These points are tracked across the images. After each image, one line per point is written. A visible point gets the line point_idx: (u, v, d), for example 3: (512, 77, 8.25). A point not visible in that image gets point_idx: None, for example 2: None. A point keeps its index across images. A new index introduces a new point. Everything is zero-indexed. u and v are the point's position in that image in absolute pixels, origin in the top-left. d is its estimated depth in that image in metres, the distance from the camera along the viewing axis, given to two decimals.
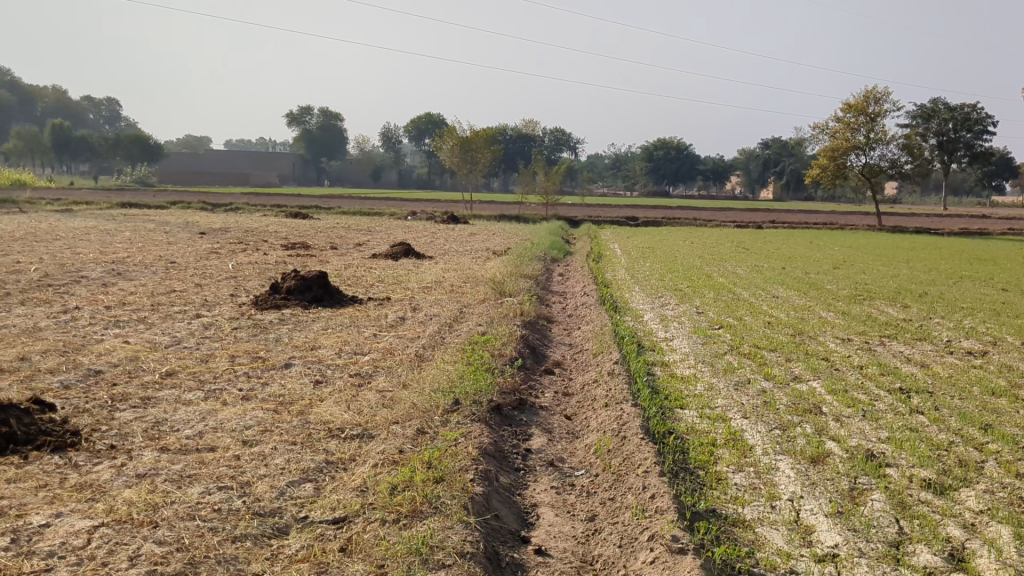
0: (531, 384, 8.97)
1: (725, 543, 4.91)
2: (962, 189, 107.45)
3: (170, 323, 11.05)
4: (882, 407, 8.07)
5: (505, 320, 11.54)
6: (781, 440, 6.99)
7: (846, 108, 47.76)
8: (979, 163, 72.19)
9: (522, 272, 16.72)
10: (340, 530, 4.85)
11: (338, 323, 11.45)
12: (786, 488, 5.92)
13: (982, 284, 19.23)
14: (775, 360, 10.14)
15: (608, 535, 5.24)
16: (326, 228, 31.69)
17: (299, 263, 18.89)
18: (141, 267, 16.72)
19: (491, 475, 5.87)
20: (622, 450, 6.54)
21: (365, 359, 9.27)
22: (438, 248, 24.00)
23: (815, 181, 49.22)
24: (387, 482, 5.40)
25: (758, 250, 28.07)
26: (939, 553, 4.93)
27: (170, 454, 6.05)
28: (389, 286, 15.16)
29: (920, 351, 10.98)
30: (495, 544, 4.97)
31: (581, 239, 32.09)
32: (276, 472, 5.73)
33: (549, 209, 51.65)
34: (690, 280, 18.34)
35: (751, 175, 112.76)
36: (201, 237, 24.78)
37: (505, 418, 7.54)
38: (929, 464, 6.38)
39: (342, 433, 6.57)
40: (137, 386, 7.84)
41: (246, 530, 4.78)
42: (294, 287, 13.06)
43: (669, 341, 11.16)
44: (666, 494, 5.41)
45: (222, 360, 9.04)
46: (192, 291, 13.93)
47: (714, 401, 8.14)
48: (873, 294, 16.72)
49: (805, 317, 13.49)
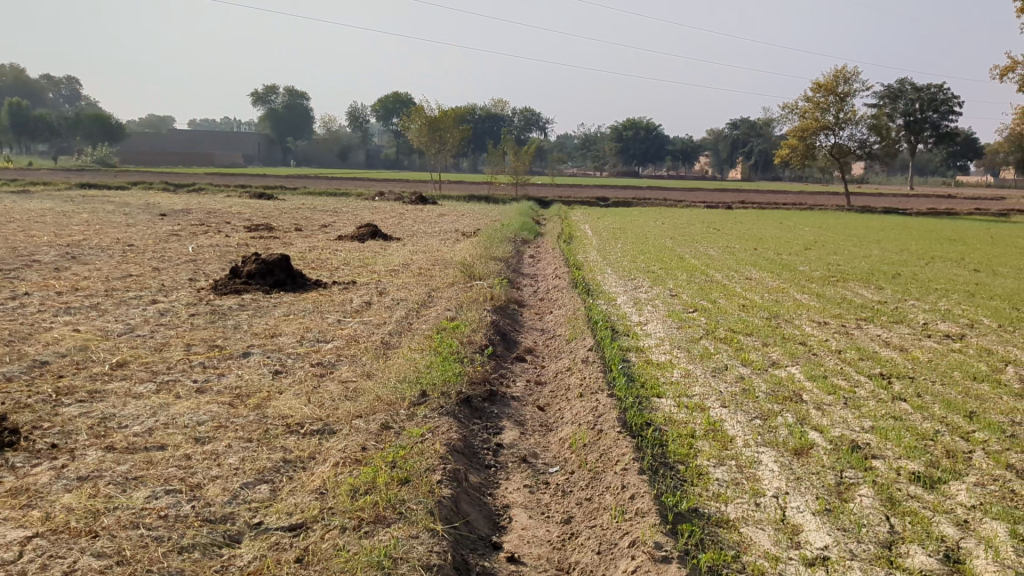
0: (502, 372, 8.67)
1: (710, 548, 4.62)
2: (928, 168, 108.17)
3: (124, 309, 10.58)
4: (863, 394, 7.81)
5: (474, 305, 11.21)
6: (763, 430, 6.70)
7: (815, 87, 47.56)
8: (945, 142, 72.82)
9: (492, 253, 16.40)
10: (297, 537, 4.50)
11: (301, 308, 11.04)
12: (770, 484, 5.63)
13: (953, 265, 19.03)
14: (752, 344, 9.90)
15: (585, 540, 4.92)
16: (291, 209, 31.14)
17: (262, 245, 18.43)
18: (98, 250, 16.22)
19: (460, 475, 5.52)
20: (599, 445, 6.22)
21: (328, 347, 8.89)
22: (407, 229, 23.52)
23: (784, 161, 49.10)
24: (348, 484, 5.04)
25: (731, 231, 27.92)
26: (934, 554, 4.65)
27: (116, 453, 5.65)
28: (354, 269, 14.74)
29: (898, 334, 10.76)
30: (463, 553, 4.65)
31: (552, 221, 31.74)
32: (229, 473, 5.35)
33: (519, 188, 51.15)
34: (663, 261, 18.08)
35: (720, 156, 113.33)
36: (163, 219, 24.15)
37: (476, 411, 7.18)
38: (916, 456, 6.12)
39: (301, 429, 6.21)
40: (85, 378, 7.43)
41: (195, 539, 4.41)
42: (254, 271, 12.62)
43: (644, 326, 10.88)
44: (646, 494, 5.10)
45: (176, 349, 8.62)
46: (150, 276, 13.42)
47: (692, 389, 7.84)
48: (847, 275, 16.52)
49: (780, 300, 13.22)
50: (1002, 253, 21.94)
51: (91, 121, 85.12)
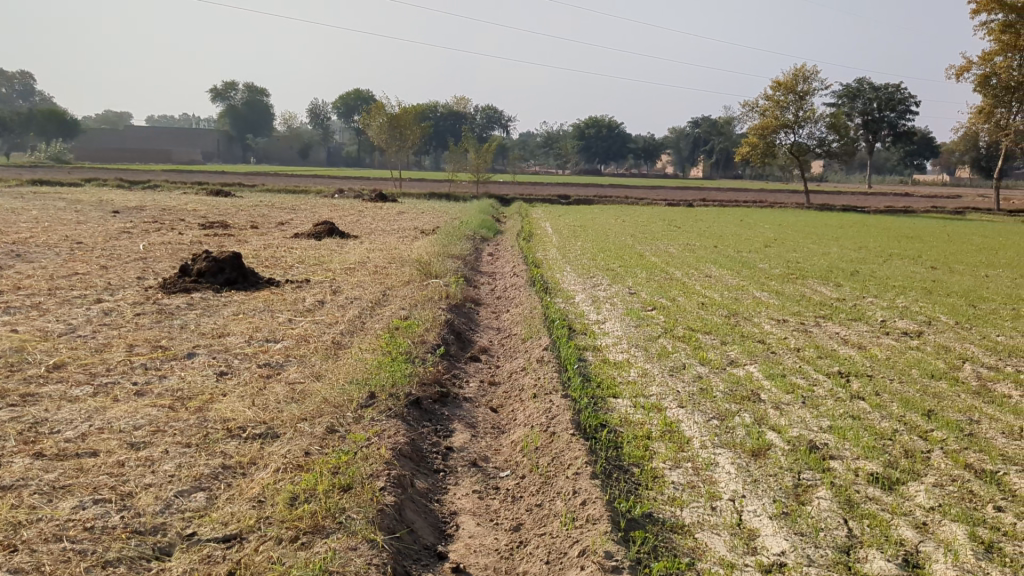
0: (455, 373, 8.46)
1: (664, 555, 4.48)
2: (886, 167, 109.55)
3: (67, 309, 10.22)
4: (821, 393, 7.71)
5: (429, 303, 10.99)
6: (720, 431, 6.55)
7: (775, 86, 47.77)
8: (900, 139, 73.57)
9: (449, 252, 16.18)
10: (230, 549, 4.26)
11: (252, 308, 10.75)
12: (727, 487, 5.47)
13: (909, 262, 19.18)
14: (711, 343, 9.74)
15: (535, 549, 4.73)
16: (247, 206, 30.75)
17: (215, 243, 18.04)
18: (43, 248, 15.68)
19: (405, 481, 5.31)
20: (552, 448, 6.05)
21: (277, 347, 8.62)
22: (365, 227, 23.23)
23: (745, 159, 49.33)
24: (287, 492, 4.81)
25: (690, 228, 27.93)
26: (892, 559, 4.52)
27: (45, 460, 5.36)
28: (309, 268, 14.42)
29: (856, 332, 10.69)
30: (405, 564, 4.45)
31: (513, 218, 31.58)
32: (163, 481, 5.09)
33: (481, 187, 50.98)
34: (622, 260, 17.89)
35: (682, 154, 114.16)
36: (114, 216, 23.60)
37: (426, 413, 6.99)
38: (874, 456, 6.00)
39: (242, 433, 5.96)
40: (19, 380, 7.11)
41: (121, 553, 4.15)
42: (204, 269, 12.28)
43: (601, 324, 10.70)
44: (599, 499, 4.94)
45: (118, 350, 8.32)
46: (97, 274, 13.04)
47: (648, 389, 7.70)
48: (805, 273, 16.47)
49: (739, 298, 13.11)
50: (959, 251, 22.04)
51: (44, 117, 83.61)
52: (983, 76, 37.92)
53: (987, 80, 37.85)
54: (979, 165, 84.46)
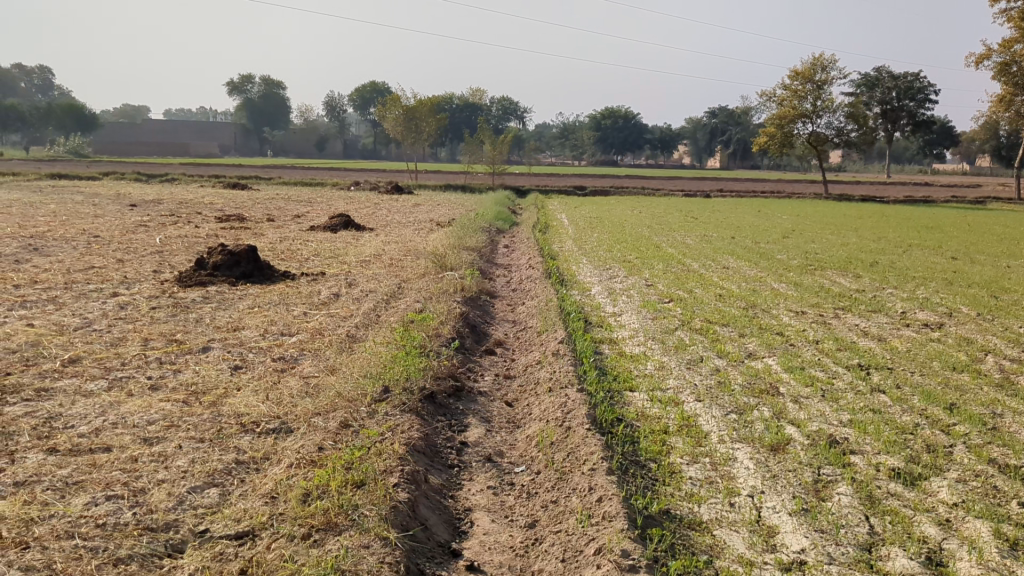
0: (469, 366, 8.41)
1: (681, 554, 4.40)
2: (906, 157, 108.68)
3: (83, 303, 10.23)
4: (841, 386, 7.60)
5: (444, 296, 10.93)
6: (738, 426, 6.45)
7: (792, 75, 47.42)
8: (920, 128, 72.91)
9: (464, 244, 16.10)
10: (242, 547, 4.23)
11: (266, 301, 10.73)
12: (745, 482, 5.39)
13: (929, 252, 18.99)
14: (729, 335, 9.66)
15: (550, 547, 4.66)
16: (264, 199, 30.79)
17: (231, 236, 18.04)
18: (60, 242, 15.74)
19: (419, 476, 5.26)
20: (567, 443, 5.99)
21: (291, 341, 8.58)
22: (381, 220, 23.21)
23: (762, 149, 49.00)
24: (300, 489, 4.77)
25: (708, 219, 27.78)
26: (915, 557, 4.43)
27: (58, 456, 5.34)
28: (324, 261, 14.38)
29: (877, 324, 10.56)
30: (418, 562, 4.39)
31: (528, 209, 31.51)
32: (176, 476, 5.05)
33: (496, 177, 50.82)
34: (638, 251, 17.78)
35: (699, 144, 113.65)
36: (132, 210, 23.63)
37: (440, 407, 6.95)
38: (896, 451, 5.89)
39: (256, 428, 5.93)
40: (34, 375, 7.08)
41: (133, 550, 4.12)
42: (221, 263, 12.28)
43: (618, 317, 10.61)
44: (615, 497, 4.88)
45: (133, 344, 8.29)
46: (113, 267, 13.06)
47: (665, 383, 7.62)
48: (823, 264, 16.32)
49: (757, 289, 12.99)
50: (979, 241, 21.81)
51: (64, 111, 83.85)
52: (1003, 64, 37.62)
53: (1006, 68, 37.59)
54: (999, 153, 83.53)
